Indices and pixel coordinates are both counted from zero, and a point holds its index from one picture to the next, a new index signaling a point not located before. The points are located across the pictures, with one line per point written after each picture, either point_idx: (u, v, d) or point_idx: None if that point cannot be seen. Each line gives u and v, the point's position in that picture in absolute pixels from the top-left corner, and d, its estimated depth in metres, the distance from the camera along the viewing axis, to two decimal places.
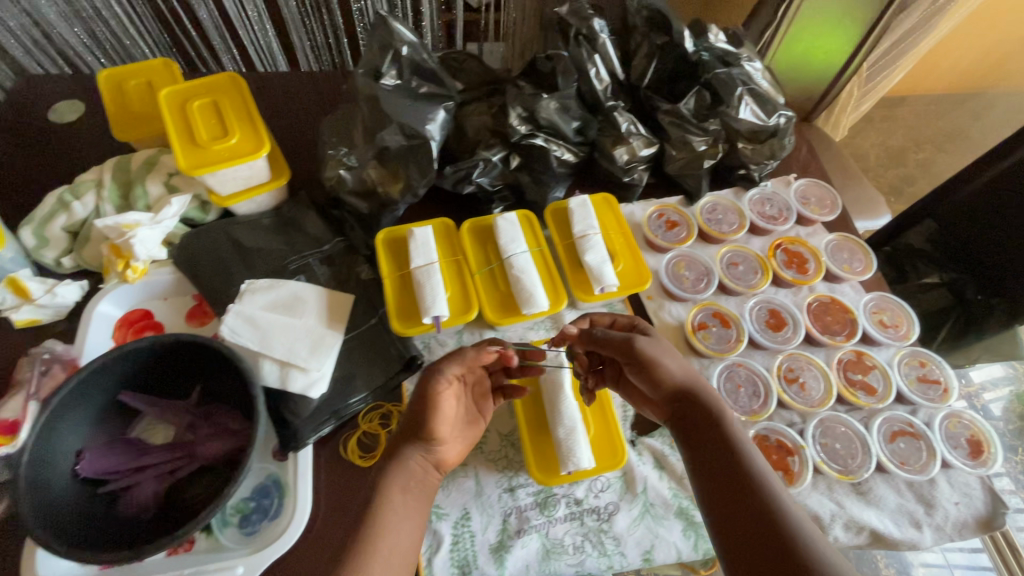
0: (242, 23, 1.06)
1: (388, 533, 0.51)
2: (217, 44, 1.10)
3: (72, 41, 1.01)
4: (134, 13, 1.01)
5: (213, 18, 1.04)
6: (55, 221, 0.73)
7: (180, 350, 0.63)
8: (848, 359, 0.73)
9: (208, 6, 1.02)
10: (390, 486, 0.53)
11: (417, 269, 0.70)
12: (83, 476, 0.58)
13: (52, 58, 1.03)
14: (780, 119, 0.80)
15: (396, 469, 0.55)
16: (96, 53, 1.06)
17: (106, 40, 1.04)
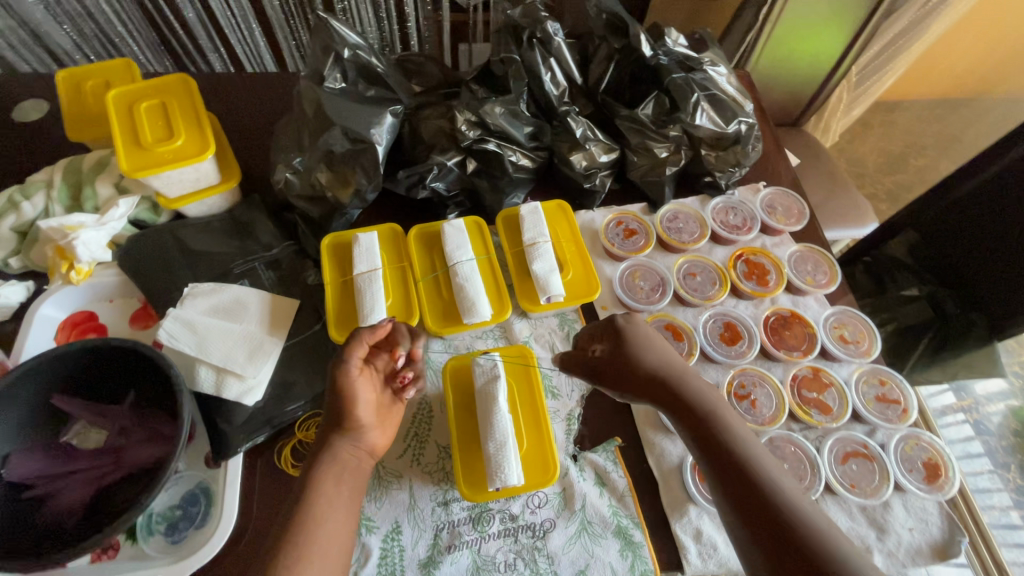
0: (228, 21, 1.05)
1: (322, 525, 0.50)
2: (205, 44, 1.09)
3: (62, 41, 1.02)
4: (121, 11, 1.01)
5: (199, 17, 1.03)
6: (3, 221, 0.73)
7: (107, 357, 0.62)
8: (804, 376, 0.71)
9: (194, 5, 1.01)
10: (320, 479, 0.53)
11: (359, 275, 0.69)
12: (9, 480, 0.59)
13: (41, 57, 1.04)
14: (741, 126, 0.78)
15: (325, 463, 0.54)
16: (85, 53, 1.05)
17: (93, 38, 1.04)
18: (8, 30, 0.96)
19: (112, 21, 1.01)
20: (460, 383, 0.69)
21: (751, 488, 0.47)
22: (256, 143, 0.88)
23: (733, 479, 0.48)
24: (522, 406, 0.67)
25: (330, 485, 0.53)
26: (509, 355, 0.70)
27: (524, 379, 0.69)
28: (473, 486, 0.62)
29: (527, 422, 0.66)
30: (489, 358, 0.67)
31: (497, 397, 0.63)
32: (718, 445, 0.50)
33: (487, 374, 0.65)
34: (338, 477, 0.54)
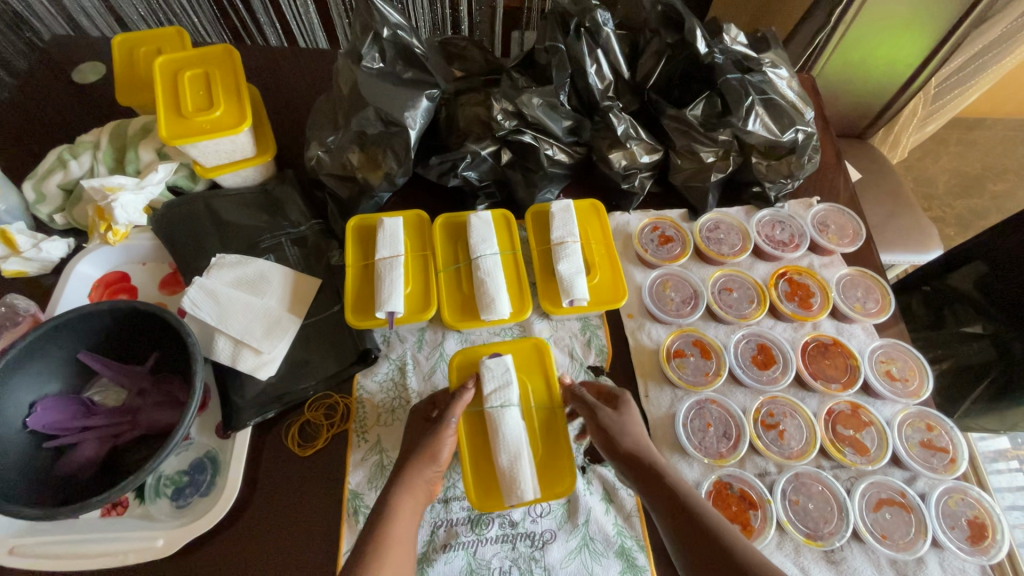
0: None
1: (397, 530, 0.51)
2: (263, 19, 1.10)
3: (131, 11, 1.04)
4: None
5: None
6: (51, 178, 0.76)
7: (135, 319, 0.63)
8: (841, 411, 0.65)
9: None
10: (399, 490, 0.54)
11: (381, 260, 0.67)
12: (32, 429, 0.59)
13: (110, 23, 1.07)
14: (798, 134, 0.72)
15: (406, 479, 0.55)
16: (150, 21, 1.07)
17: (158, 8, 1.05)
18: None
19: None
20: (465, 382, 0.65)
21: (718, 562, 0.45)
22: (296, 118, 0.89)
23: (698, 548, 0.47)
24: (536, 409, 0.64)
25: (408, 499, 0.53)
26: (519, 352, 0.67)
27: (538, 371, 0.66)
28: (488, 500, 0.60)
29: (541, 428, 0.63)
30: (499, 362, 0.63)
31: (509, 403, 0.61)
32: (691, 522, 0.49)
33: (498, 379, 0.62)
34: (414, 499, 0.54)
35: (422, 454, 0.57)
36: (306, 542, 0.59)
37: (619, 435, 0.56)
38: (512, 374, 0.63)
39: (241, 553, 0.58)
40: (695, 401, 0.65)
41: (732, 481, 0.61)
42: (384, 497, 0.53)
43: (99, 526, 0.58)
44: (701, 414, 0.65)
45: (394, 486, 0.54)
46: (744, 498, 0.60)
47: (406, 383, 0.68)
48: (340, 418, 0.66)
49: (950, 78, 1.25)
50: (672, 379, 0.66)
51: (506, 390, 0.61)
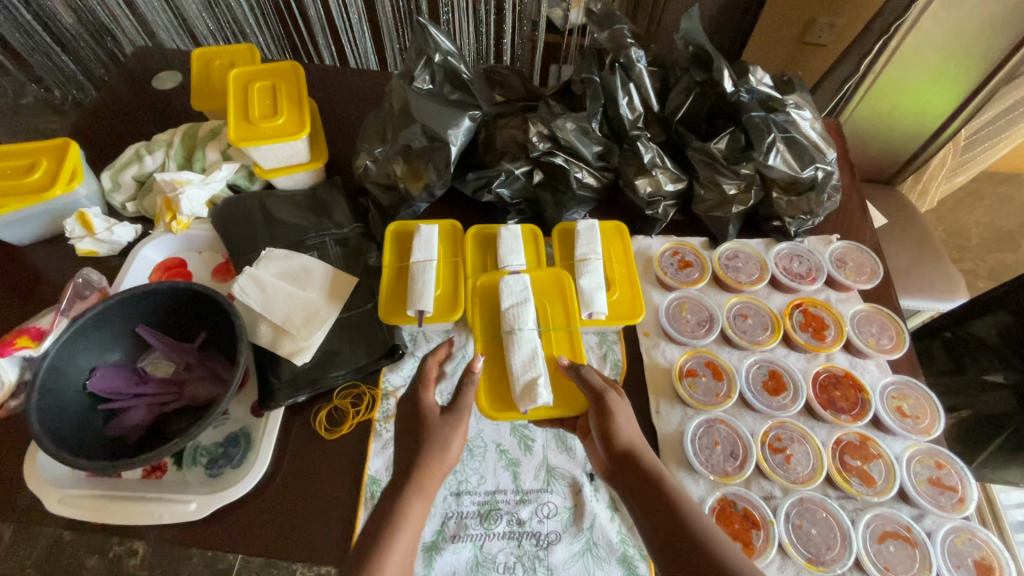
0: (344, 23, 1.16)
1: (406, 534, 0.51)
2: (320, 40, 1.21)
3: (200, 26, 1.15)
4: (255, 5, 1.13)
5: (320, 16, 1.14)
6: (128, 169, 0.85)
7: (191, 300, 0.69)
8: (849, 442, 0.66)
9: (317, 5, 1.12)
10: (410, 495, 0.53)
11: (415, 263, 0.72)
12: (90, 390, 0.65)
13: (183, 38, 1.18)
14: (818, 172, 0.75)
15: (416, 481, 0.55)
16: (219, 38, 1.19)
17: (228, 28, 1.17)
18: (161, 11, 1.12)
19: (247, 11, 1.14)
20: (487, 298, 0.73)
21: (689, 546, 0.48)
22: (348, 131, 0.97)
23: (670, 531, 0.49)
24: (554, 332, 0.70)
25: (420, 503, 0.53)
26: (542, 282, 0.74)
27: (558, 298, 0.73)
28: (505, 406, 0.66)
29: (557, 350, 0.69)
30: (519, 280, 0.70)
31: (527, 315, 0.68)
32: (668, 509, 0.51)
33: (516, 295, 0.69)
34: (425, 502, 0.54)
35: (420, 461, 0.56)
36: (323, 521, 0.62)
37: (617, 423, 0.58)
38: (529, 293, 0.70)
39: (263, 525, 0.62)
40: (704, 420, 0.67)
41: (737, 499, 0.62)
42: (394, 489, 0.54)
43: (138, 487, 0.63)
44: (710, 433, 0.67)
45: (404, 488, 0.54)
46: (747, 517, 0.61)
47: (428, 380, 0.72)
48: (365, 407, 0.70)
49: (981, 130, 1.26)
50: (683, 397, 0.69)
51: (523, 306, 0.68)
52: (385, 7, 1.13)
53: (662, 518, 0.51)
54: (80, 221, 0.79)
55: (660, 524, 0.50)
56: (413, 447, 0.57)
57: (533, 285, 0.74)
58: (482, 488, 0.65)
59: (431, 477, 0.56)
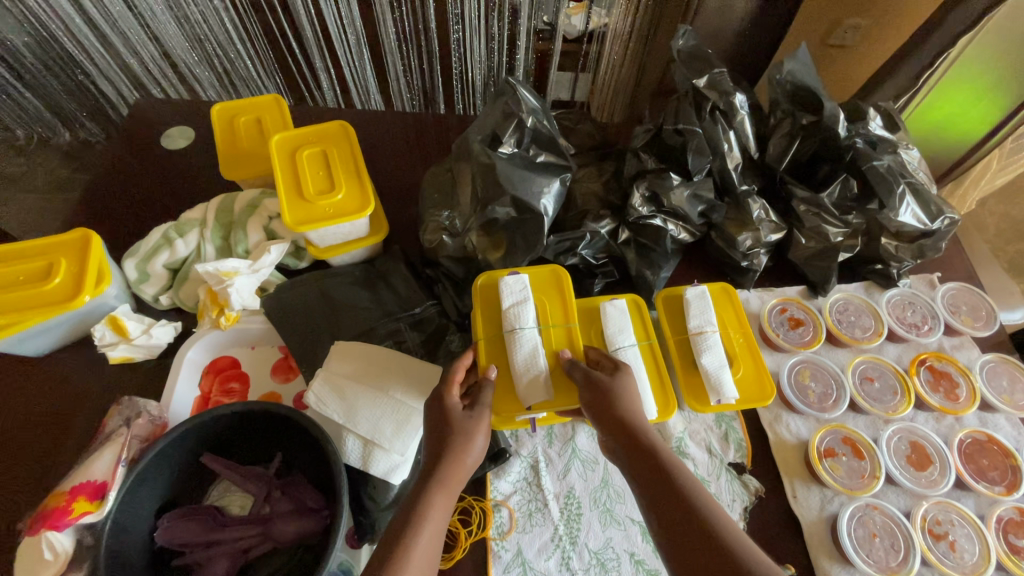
0: (343, 45, 0.96)
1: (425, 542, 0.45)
2: (317, 64, 1.00)
3: (188, 62, 1.00)
4: (246, 31, 0.96)
5: (317, 37, 0.95)
6: (157, 258, 0.73)
7: (261, 421, 0.59)
8: (1010, 518, 0.61)
9: (313, 24, 0.92)
10: (432, 493, 0.48)
11: (508, 310, 0.62)
12: (160, 544, 0.55)
13: (171, 77, 1.04)
14: (944, 222, 0.69)
15: (438, 483, 0.48)
16: (205, 67, 1.01)
17: (213, 56, 0.99)
18: (140, 45, 0.97)
19: (232, 37, 0.96)
20: (486, 298, 0.67)
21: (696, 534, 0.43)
22: (395, 191, 0.88)
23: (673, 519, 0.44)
24: (552, 328, 0.64)
25: (443, 503, 0.48)
26: (538, 278, 0.68)
27: (556, 293, 0.67)
28: (502, 405, 0.61)
29: (558, 345, 0.63)
30: (518, 279, 0.63)
31: (527, 315, 0.61)
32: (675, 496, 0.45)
33: (515, 294, 0.63)
34: (446, 504, 0.48)
35: (446, 461, 0.49)
36: None
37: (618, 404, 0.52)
38: (529, 292, 0.64)
39: None
40: (856, 508, 0.61)
41: None
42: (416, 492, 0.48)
43: None
44: (865, 522, 0.61)
45: (425, 489, 0.48)
46: None
47: (541, 484, 0.64)
48: (476, 524, 0.61)
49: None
50: (825, 481, 0.63)
51: (523, 305, 0.62)
52: (386, 27, 0.93)
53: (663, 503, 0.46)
54: (111, 326, 0.67)
55: (666, 514, 0.45)
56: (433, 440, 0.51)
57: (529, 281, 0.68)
58: None
59: (450, 470, 0.49)
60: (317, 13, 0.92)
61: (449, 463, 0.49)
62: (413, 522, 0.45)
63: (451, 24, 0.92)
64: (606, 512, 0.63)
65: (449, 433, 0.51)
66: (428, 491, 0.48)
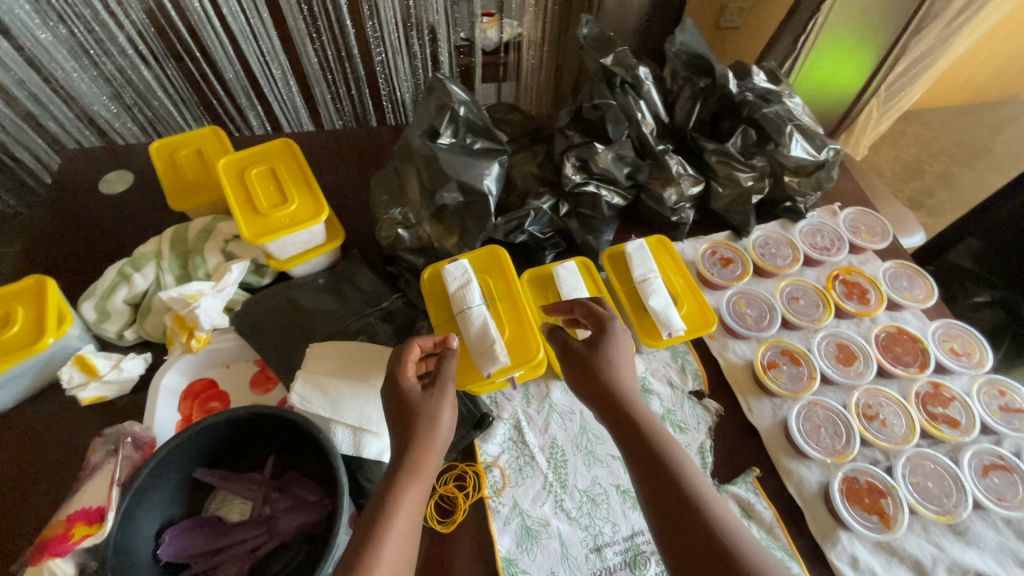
0: (266, 78, 0.99)
1: (402, 525, 0.47)
2: (243, 103, 1.03)
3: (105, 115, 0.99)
4: (167, 80, 0.97)
5: (239, 77, 0.98)
6: (117, 294, 0.73)
7: (249, 428, 0.61)
8: (926, 392, 0.71)
9: (235, 66, 0.95)
10: (404, 480, 0.50)
11: (453, 295, 0.64)
12: (164, 561, 0.57)
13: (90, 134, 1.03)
14: (829, 152, 0.81)
15: (410, 470, 0.51)
16: (126, 120, 1.02)
17: (133, 106, 1.00)
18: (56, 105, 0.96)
19: (153, 87, 0.97)
20: (433, 288, 0.70)
21: (668, 485, 0.49)
22: (346, 202, 0.91)
23: (652, 471, 0.50)
24: (500, 302, 0.69)
25: (415, 490, 0.50)
26: (479, 260, 0.72)
27: (498, 271, 0.71)
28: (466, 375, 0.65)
29: (506, 318, 0.68)
30: (459, 264, 0.66)
31: (474, 295, 0.64)
32: (653, 454, 0.51)
33: (459, 279, 0.65)
34: (419, 490, 0.50)
35: (417, 443, 0.52)
36: None
37: (599, 370, 0.57)
38: (472, 274, 0.67)
39: None
40: (801, 407, 0.70)
41: (857, 474, 0.65)
42: (390, 478, 0.51)
43: None
44: (810, 417, 0.69)
45: (396, 478, 0.50)
46: (873, 489, 0.64)
47: (526, 440, 0.69)
48: (472, 487, 0.65)
49: (895, 82, 1.38)
50: (773, 390, 0.71)
51: (468, 286, 0.65)
52: (309, 58, 0.97)
53: (643, 458, 0.51)
54: (79, 366, 0.67)
55: (647, 469, 0.50)
56: (402, 425, 0.54)
57: (470, 264, 0.72)
58: (619, 536, 0.63)
59: (422, 453, 0.52)
60: (238, 56, 0.95)
61: (418, 448, 0.52)
62: (389, 509, 0.48)
63: (372, 48, 0.97)
64: (589, 454, 0.68)
65: (416, 415, 0.54)
66: (399, 480, 0.50)
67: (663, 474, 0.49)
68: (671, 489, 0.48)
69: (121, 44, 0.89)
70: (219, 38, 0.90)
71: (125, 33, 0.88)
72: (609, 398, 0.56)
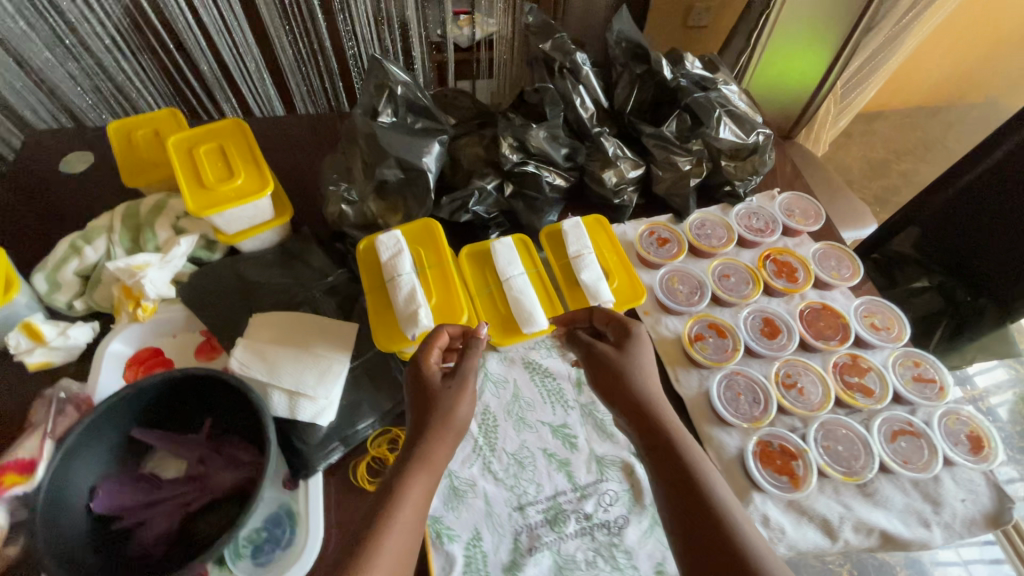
0: (241, 72, 1.02)
1: (409, 513, 0.50)
2: (220, 97, 1.06)
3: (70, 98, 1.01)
4: (144, 73, 1.00)
5: (215, 71, 1.01)
6: (67, 266, 0.76)
7: (186, 390, 0.64)
8: (844, 363, 0.75)
9: (210, 60, 0.99)
10: (413, 470, 0.53)
11: (385, 264, 0.67)
12: (96, 512, 0.59)
13: None
14: (759, 136, 0.84)
15: (419, 461, 0.53)
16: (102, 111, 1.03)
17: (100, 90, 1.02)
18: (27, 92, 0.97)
19: (131, 81, 1.00)
20: (368, 259, 0.72)
21: (688, 492, 0.51)
22: (301, 183, 0.94)
23: (674, 475, 0.53)
24: (430, 271, 0.71)
25: (423, 481, 0.52)
26: (412, 231, 0.74)
27: (430, 242, 0.73)
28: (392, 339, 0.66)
29: (434, 287, 0.70)
30: (391, 235, 0.69)
31: (404, 263, 0.67)
32: (675, 460, 0.54)
33: (391, 249, 0.68)
34: (426, 482, 0.53)
35: (431, 433, 0.55)
36: None
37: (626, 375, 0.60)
38: (404, 244, 0.70)
39: None
40: (723, 375, 0.73)
41: (771, 438, 0.68)
42: (401, 469, 0.53)
43: None
44: (731, 386, 0.72)
45: (407, 471, 0.52)
46: (785, 452, 0.67)
47: None
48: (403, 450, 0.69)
49: (851, 80, 1.42)
50: (699, 360, 0.74)
51: (399, 255, 0.68)
52: (285, 51, 1.01)
53: (667, 464, 0.54)
54: (26, 332, 0.69)
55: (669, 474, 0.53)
56: (420, 416, 0.56)
57: (403, 236, 0.73)
58: (542, 495, 0.66)
59: (441, 447, 0.55)
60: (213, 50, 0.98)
61: (434, 438, 0.55)
62: (395, 497, 0.50)
63: (336, 37, 1.00)
64: (519, 420, 0.71)
65: (433, 407, 0.56)
66: (408, 469, 0.52)
67: (685, 480, 0.52)
68: (692, 496, 0.51)
69: (99, 36, 0.92)
70: (195, 31, 0.94)
71: (105, 28, 0.91)
72: (634, 404, 0.58)
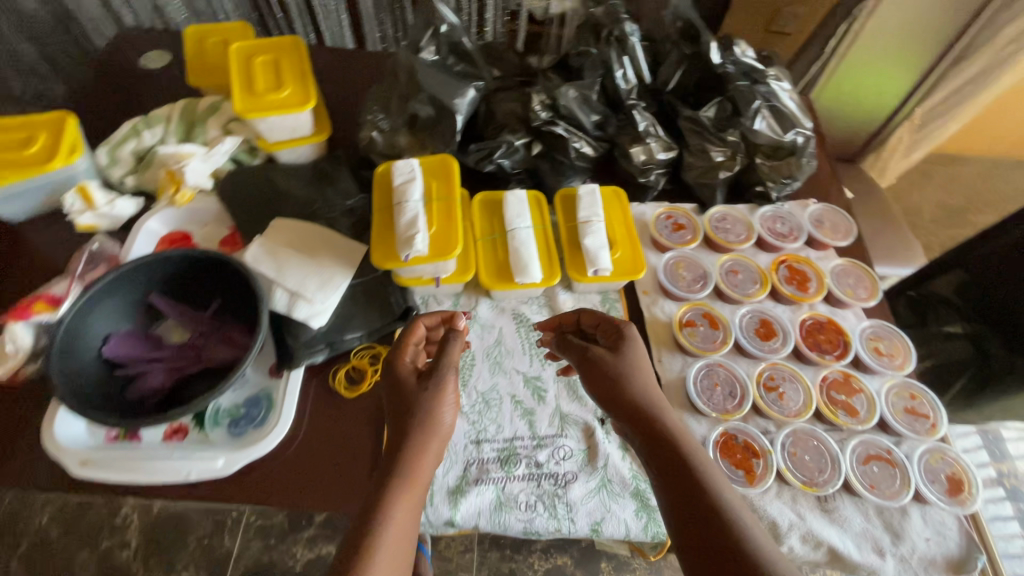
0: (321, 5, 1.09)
1: (402, 521, 0.49)
2: (298, 26, 1.13)
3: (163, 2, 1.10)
4: None
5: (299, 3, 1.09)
6: (126, 144, 0.83)
7: (201, 270, 0.70)
8: (834, 379, 0.73)
9: None
10: (399, 473, 0.52)
11: (397, 187, 0.71)
12: (106, 357, 0.65)
13: None
14: (798, 137, 0.81)
15: (405, 465, 0.52)
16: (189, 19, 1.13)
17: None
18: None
19: None
20: (383, 184, 0.76)
21: (693, 505, 0.48)
22: (348, 112, 0.99)
23: (680, 487, 0.50)
24: (436, 204, 0.73)
25: (408, 499, 0.51)
26: (432, 164, 0.77)
27: (444, 177, 0.75)
28: (385, 258, 0.70)
29: (437, 219, 0.72)
30: (407, 163, 0.72)
31: (414, 190, 0.70)
32: (679, 466, 0.51)
33: (405, 174, 0.72)
34: (414, 493, 0.52)
35: (416, 434, 0.54)
36: (344, 488, 0.65)
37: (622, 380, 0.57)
38: (418, 174, 0.73)
39: (294, 474, 0.66)
40: (705, 363, 0.73)
41: (738, 432, 0.68)
42: (386, 475, 0.52)
43: (162, 448, 0.65)
44: (710, 375, 0.72)
45: (391, 474, 0.52)
46: (748, 448, 0.67)
47: None
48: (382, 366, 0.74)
49: None
50: (684, 346, 0.74)
51: (411, 181, 0.71)
52: None
53: (670, 474, 0.51)
54: (80, 195, 0.77)
55: (673, 485, 0.50)
56: (403, 414, 0.55)
57: (421, 167, 0.76)
58: (500, 435, 0.68)
59: (432, 442, 0.54)
60: None
61: (421, 435, 0.54)
62: (384, 502, 0.50)
63: None
64: (496, 363, 0.73)
65: (415, 405, 0.56)
66: (392, 483, 0.51)
67: (690, 492, 0.49)
68: (699, 509, 0.48)
69: None
70: None
71: None
72: (630, 410, 0.55)
